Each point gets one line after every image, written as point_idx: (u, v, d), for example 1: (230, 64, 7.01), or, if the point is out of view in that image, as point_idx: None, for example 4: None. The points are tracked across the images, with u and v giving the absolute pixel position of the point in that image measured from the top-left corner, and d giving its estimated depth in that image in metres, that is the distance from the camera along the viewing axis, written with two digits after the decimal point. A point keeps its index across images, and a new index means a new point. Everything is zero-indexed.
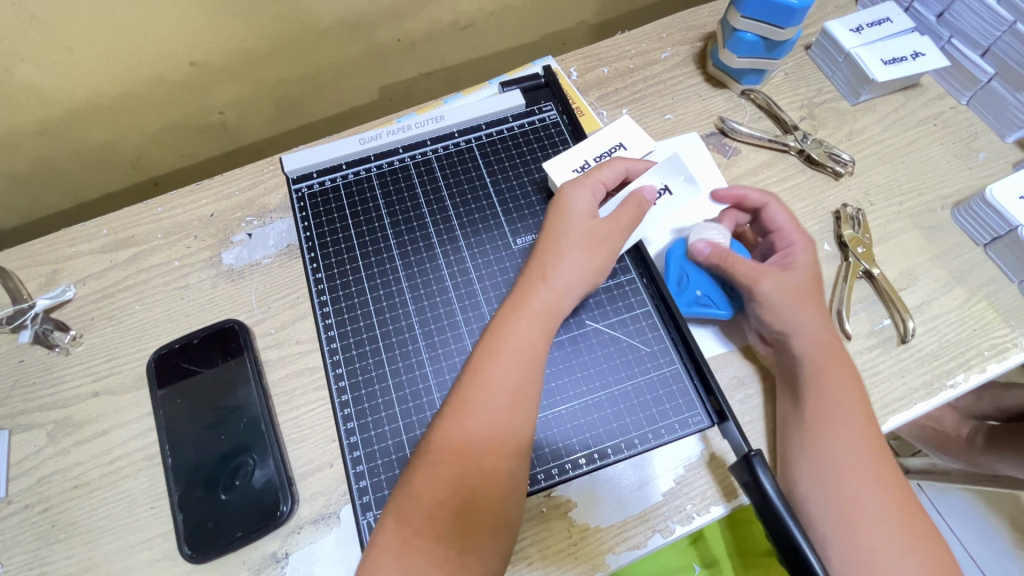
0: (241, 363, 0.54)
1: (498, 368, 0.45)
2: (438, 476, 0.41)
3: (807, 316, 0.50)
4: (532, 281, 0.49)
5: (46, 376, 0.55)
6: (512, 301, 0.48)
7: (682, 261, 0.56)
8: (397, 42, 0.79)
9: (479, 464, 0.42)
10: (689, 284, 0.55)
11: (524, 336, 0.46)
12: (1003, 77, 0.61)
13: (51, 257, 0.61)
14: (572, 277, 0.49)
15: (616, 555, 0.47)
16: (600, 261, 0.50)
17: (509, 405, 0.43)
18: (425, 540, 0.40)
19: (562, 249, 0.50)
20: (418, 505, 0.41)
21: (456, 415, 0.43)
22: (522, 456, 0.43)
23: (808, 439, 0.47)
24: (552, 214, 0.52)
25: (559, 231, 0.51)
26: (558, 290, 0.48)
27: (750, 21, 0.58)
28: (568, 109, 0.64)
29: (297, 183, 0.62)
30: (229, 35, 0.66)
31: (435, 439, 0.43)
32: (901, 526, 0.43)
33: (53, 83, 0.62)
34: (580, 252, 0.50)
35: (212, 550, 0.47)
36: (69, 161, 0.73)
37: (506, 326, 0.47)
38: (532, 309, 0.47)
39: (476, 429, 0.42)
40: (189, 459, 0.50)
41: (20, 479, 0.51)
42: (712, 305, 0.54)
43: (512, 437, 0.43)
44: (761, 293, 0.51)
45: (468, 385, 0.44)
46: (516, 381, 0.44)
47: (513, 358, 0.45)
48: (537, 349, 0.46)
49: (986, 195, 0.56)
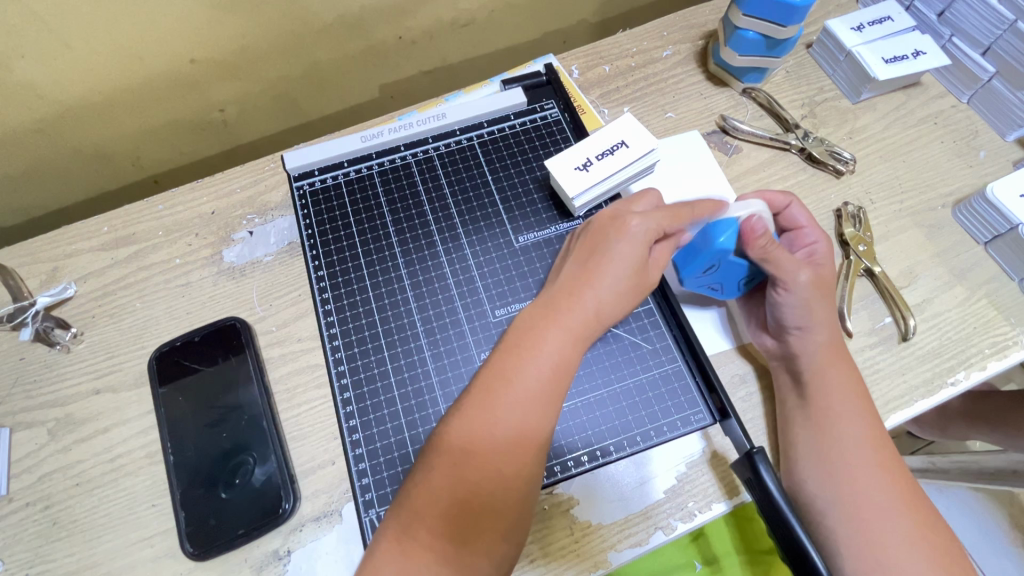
0: (242, 361, 0.54)
1: (527, 376, 0.44)
2: (454, 475, 0.41)
3: (821, 319, 0.50)
4: (569, 295, 0.47)
5: (47, 374, 0.55)
6: (543, 309, 0.47)
7: (725, 252, 0.49)
8: (398, 40, 0.78)
9: (496, 468, 0.41)
10: (715, 271, 0.51)
11: (557, 350, 0.45)
12: (1003, 76, 0.61)
13: (51, 255, 0.61)
14: (610, 304, 0.47)
15: (618, 553, 0.47)
16: (636, 297, 0.49)
17: (533, 414, 0.43)
18: (435, 538, 0.40)
19: (608, 272, 0.47)
20: (429, 504, 0.40)
21: (479, 417, 0.42)
22: (539, 459, 0.43)
23: (811, 438, 0.47)
24: (607, 236, 0.49)
25: (609, 253, 0.48)
26: (596, 308, 0.47)
27: (751, 19, 0.59)
28: (570, 107, 0.64)
29: (298, 181, 0.62)
30: (229, 32, 0.66)
31: (451, 436, 0.42)
32: (907, 521, 0.44)
33: (52, 79, 0.61)
34: (625, 278, 0.47)
35: (214, 547, 0.47)
36: (69, 159, 0.73)
37: (539, 336, 0.45)
38: (565, 323, 0.46)
39: (500, 433, 0.42)
40: (191, 457, 0.50)
41: (21, 476, 0.51)
42: (720, 290, 0.53)
43: (532, 442, 0.42)
44: (794, 284, 0.49)
45: (494, 388, 0.43)
46: (543, 391, 0.44)
47: (543, 368, 0.44)
48: (569, 364, 0.45)
49: (986, 193, 0.56)
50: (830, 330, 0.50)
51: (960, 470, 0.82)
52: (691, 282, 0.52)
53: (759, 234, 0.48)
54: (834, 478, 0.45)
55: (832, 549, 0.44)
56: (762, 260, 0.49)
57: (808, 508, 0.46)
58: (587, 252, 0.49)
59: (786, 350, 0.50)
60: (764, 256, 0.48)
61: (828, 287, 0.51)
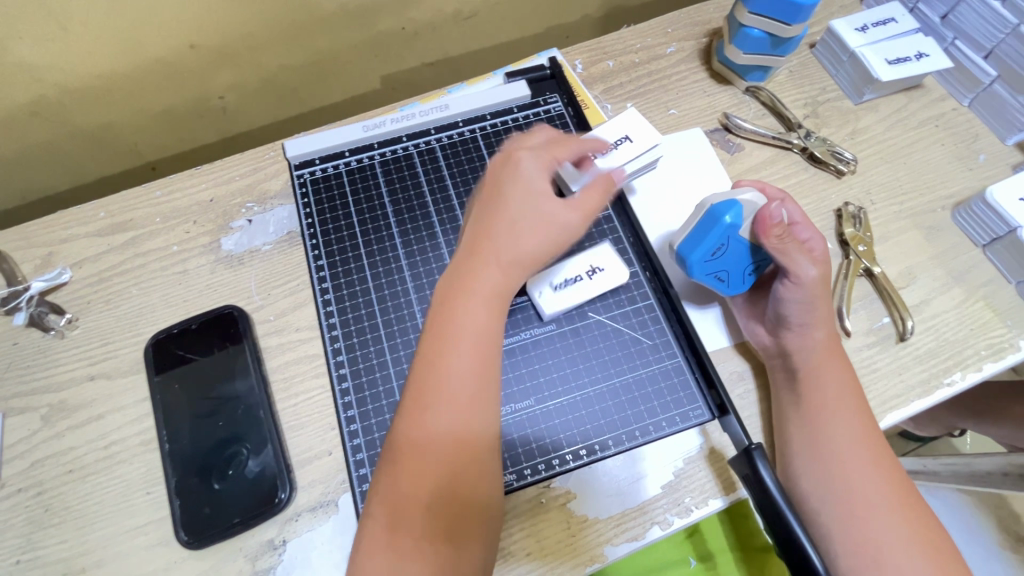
0: (240, 350, 0.53)
1: (453, 360, 0.42)
2: (410, 479, 0.40)
3: (819, 317, 0.50)
4: (476, 259, 0.45)
5: (41, 360, 0.55)
6: (456, 280, 0.45)
7: (733, 230, 0.49)
8: (401, 30, 0.78)
9: (445, 462, 0.40)
10: (722, 254, 0.50)
11: (475, 320, 0.43)
12: (1005, 79, 0.62)
13: (46, 240, 0.60)
14: (524, 254, 0.45)
15: (614, 547, 0.47)
16: (556, 237, 0.46)
17: (467, 397, 0.41)
18: (410, 543, 0.39)
19: (509, 219, 0.45)
20: (399, 510, 0.40)
21: (416, 414, 0.41)
22: (484, 441, 0.42)
23: (806, 436, 0.47)
24: (501, 181, 0.47)
25: (506, 201, 0.46)
26: (510, 263, 0.44)
27: (757, 17, 0.58)
28: (574, 101, 0.64)
29: (298, 170, 0.61)
30: (230, 19, 0.65)
31: (396, 441, 0.41)
32: (899, 518, 0.44)
33: (49, 62, 0.61)
34: (532, 224, 0.45)
35: (209, 536, 0.47)
36: (65, 143, 0.72)
37: (454, 311, 0.43)
38: (477, 287, 0.44)
39: (436, 429, 0.40)
40: (187, 446, 0.50)
41: (13, 462, 0.51)
42: (724, 282, 0.52)
43: (470, 430, 0.41)
44: (802, 280, 0.49)
45: (424, 377, 0.42)
46: (466, 369, 0.42)
47: (467, 344, 0.42)
48: (491, 331, 0.43)
49: (986, 196, 0.57)
50: (828, 329, 0.50)
51: (950, 472, 0.82)
52: (698, 268, 0.51)
53: (775, 223, 0.49)
54: (830, 474, 0.46)
55: (828, 547, 0.44)
56: (779, 252, 0.49)
57: (804, 504, 0.46)
58: (484, 208, 0.47)
59: (784, 346, 0.50)
60: (780, 246, 0.49)
61: (827, 286, 0.51)
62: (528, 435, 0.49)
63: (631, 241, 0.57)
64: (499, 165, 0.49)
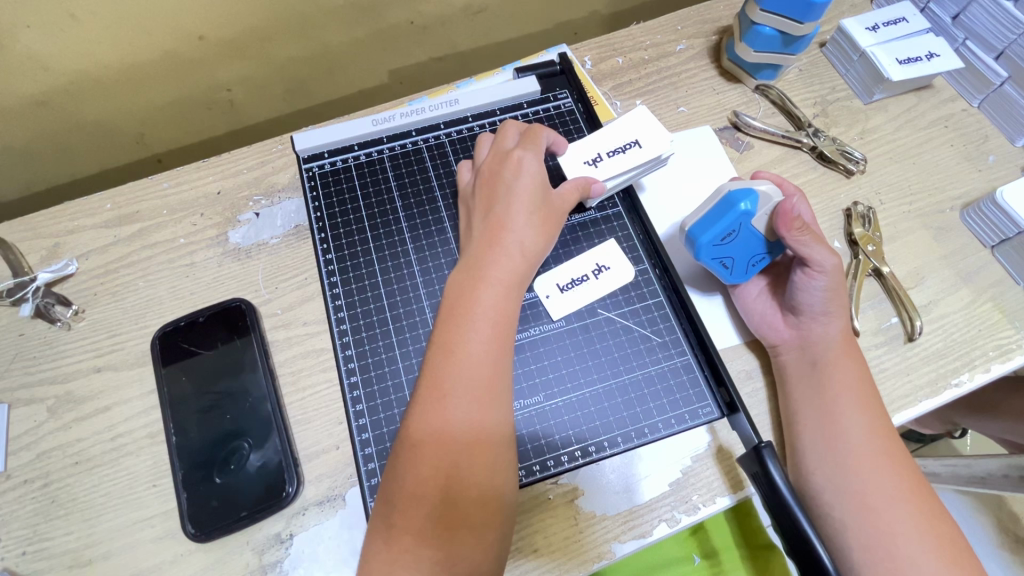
0: (248, 343, 0.53)
1: (468, 344, 0.43)
2: (429, 466, 0.40)
3: (840, 308, 0.50)
4: (488, 249, 0.48)
5: (47, 351, 0.54)
6: (468, 271, 0.47)
7: (746, 217, 0.49)
8: (409, 24, 0.78)
9: (463, 444, 0.41)
10: (733, 241, 0.50)
11: (490, 306, 0.45)
12: (1015, 80, 0.62)
13: (53, 230, 0.60)
14: (530, 241, 0.49)
15: (621, 544, 0.47)
16: (552, 227, 0.50)
17: (484, 379, 0.43)
18: (422, 538, 0.39)
19: (516, 213, 0.49)
20: (412, 505, 0.40)
21: (434, 400, 0.42)
22: (500, 431, 0.42)
23: (819, 430, 0.47)
24: (501, 178, 0.51)
25: (509, 195, 0.50)
26: (516, 250, 0.48)
27: (768, 15, 0.58)
28: (584, 97, 0.63)
29: (308, 163, 0.61)
30: (240, 10, 0.65)
31: (411, 436, 0.41)
32: (912, 512, 0.44)
33: (57, 52, 0.60)
34: (533, 214, 0.49)
35: (216, 529, 0.47)
36: (71, 133, 0.72)
37: (470, 297, 0.45)
38: (491, 276, 0.46)
39: (453, 420, 0.41)
40: (194, 439, 0.50)
41: (19, 453, 0.50)
42: (728, 269, 0.52)
43: (484, 422, 0.42)
44: (824, 271, 0.49)
45: (441, 364, 0.43)
46: (484, 356, 0.43)
47: (483, 329, 0.44)
48: (504, 314, 0.46)
49: (996, 197, 0.57)
50: (846, 321, 0.51)
51: (951, 473, 0.82)
52: (706, 252, 0.51)
53: (796, 216, 0.48)
54: (842, 469, 0.46)
55: (840, 541, 0.44)
56: (798, 246, 0.48)
57: (815, 500, 0.46)
58: (488, 205, 0.50)
59: (803, 337, 0.50)
60: (798, 240, 0.48)
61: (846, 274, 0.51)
62: (537, 430, 0.49)
63: (640, 238, 0.57)
64: (496, 163, 0.52)
